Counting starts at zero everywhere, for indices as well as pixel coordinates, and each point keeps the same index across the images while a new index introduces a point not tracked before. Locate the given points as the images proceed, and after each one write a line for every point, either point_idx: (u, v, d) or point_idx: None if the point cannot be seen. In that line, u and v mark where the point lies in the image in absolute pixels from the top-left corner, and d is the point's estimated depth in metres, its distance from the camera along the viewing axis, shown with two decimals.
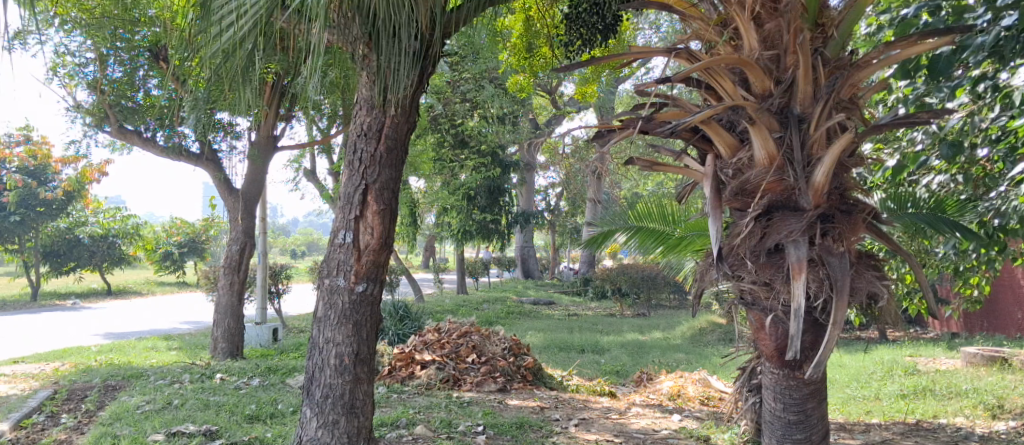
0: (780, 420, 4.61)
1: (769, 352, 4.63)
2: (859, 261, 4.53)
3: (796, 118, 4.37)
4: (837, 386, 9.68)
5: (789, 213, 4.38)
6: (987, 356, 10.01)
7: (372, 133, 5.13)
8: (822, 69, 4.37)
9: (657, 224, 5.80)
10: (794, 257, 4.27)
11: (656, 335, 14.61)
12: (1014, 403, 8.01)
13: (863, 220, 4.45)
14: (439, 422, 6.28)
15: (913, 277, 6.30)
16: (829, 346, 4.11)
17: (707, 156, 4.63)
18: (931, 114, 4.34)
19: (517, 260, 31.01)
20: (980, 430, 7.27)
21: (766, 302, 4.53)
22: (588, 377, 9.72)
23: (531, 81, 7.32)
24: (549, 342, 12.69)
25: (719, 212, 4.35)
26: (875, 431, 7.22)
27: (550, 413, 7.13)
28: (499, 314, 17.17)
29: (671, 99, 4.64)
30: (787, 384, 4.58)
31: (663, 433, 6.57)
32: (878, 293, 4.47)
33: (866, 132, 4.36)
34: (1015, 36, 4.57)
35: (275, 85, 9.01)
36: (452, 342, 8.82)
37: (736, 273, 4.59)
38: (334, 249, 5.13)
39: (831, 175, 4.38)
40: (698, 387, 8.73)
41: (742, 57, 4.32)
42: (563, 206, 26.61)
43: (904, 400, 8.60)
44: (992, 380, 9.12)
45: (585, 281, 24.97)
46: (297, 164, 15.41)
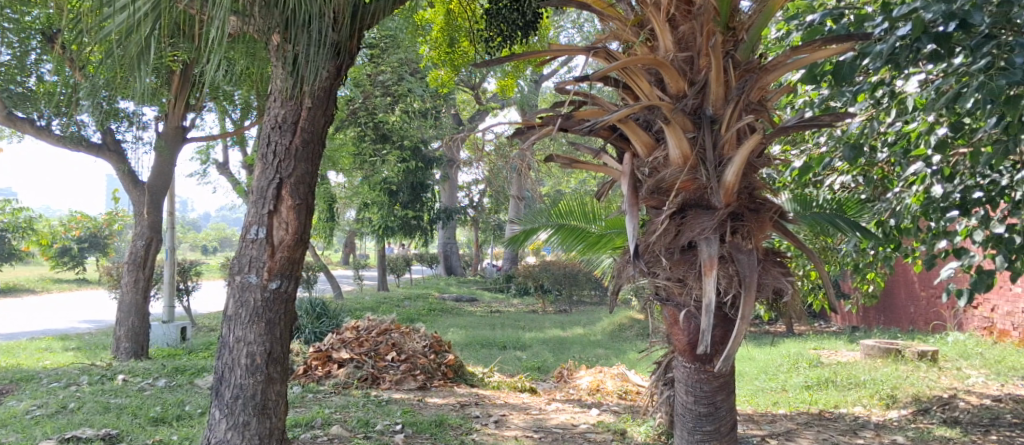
0: (691, 412, 4.73)
1: (681, 346, 4.73)
2: (766, 258, 4.68)
3: (708, 119, 4.48)
4: (747, 378, 9.99)
5: (702, 211, 4.49)
6: (883, 348, 10.49)
7: (287, 126, 5.02)
8: (733, 71, 4.50)
9: (578, 221, 5.84)
10: (706, 254, 4.36)
11: (577, 331, 14.77)
12: (907, 392, 8.47)
13: (770, 218, 4.58)
14: (355, 422, 6.20)
15: (816, 274, 6.68)
16: (737, 340, 4.23)
17: (625, 154, 4.71)
18: (833, 117, 4.51)
19: (439, 256, 30.91)
20: (876, 418, 7.69)
21: (679, 298, 4.63)
22: (509, 374, 9.76)
23: (451, 76, 7.28)
24: (470, 339, 12.67)
25: (635, 210, 4.42)
26: (781, 421, 7.50)
27: (470, 410, 7.13)
28: (420, 311, 17.07)
29: (591, 98, 4.69)
30: (698, 378, 4.69)
31: (581, 428, 6.67)
32: (784, 289, 4.62)
33: (774, 133, 4.49)
34: (909, 45, 4.82)
35: (183, 73, 8.71)
36: (370, 339, 8.71)
37: (651, 270, 4.68)
38: (245, 245, 4.98)
39: (741, 174, 4.48)
40: (616, 382, 8.88)
41: (657, 58, 4.42)
42: (485, 203, 26.56)
43: (808, 391, 8.99)
44: (887, 370, 9.60)
45: (507, 278, 25.03)
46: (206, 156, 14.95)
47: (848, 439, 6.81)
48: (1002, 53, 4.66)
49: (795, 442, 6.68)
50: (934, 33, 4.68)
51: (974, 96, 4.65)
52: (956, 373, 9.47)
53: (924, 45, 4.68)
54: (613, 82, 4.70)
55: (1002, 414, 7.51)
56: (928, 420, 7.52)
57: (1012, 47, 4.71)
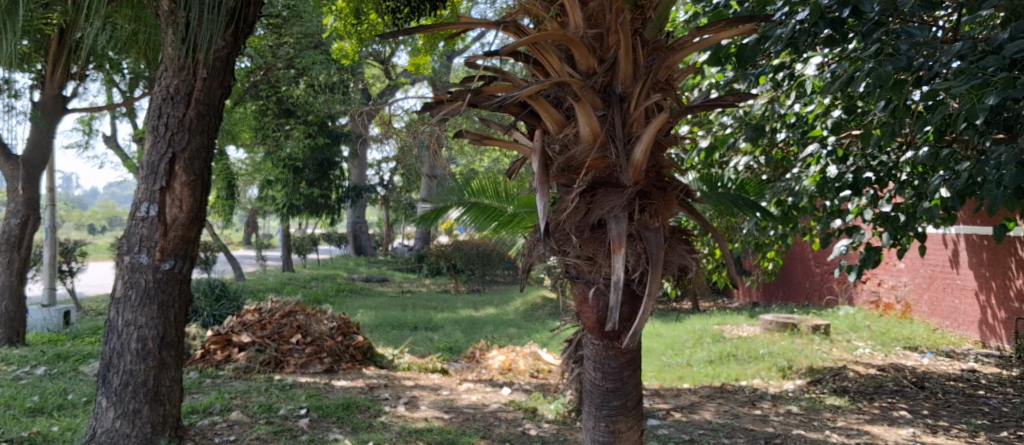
0: (599, 388, 4.75)
1: (590, 323, 4.73)
2: (672, 236, 4.73)
3: (617, 97, 4.47)
4: (655, 354, 10.20)
5: (611, 189, 4.48)
6: (780, 323, 10.89)
7: (180, 98, 4.80)
8: (641, 50, 4.51)
9: (491, 200, 5.78)
10: (615, 232, 4.36)
11: (489, 311, 14.76)
12: (802, 364, 8.84)
13: (676, 197, 4.63)
14: (257, 407, 5.98)
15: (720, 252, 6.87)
16: (644, 317, 4.27)
17: (535, 131, 4.66)
18: (737, 97, 4.57)
19: (349, 236, 30.32)
20: (773, 389, 7.99)
21: (589, 276, 4.62)
22: (421, 355, 9.64)
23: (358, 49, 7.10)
24: (380, 320, 12.47)
25: (545, 187, 4.36)
26: (685, 395, 7.69)
27: (379, 392, 6.99)
28: (329, 292, 16.71)
29: (501, 73, 4.59)
30: (606, 354, 4.70)
31: (492, 407, 6.63)
32: (688, 266, 4.70)
33: (681, 113, 4.52)
34: (808, 30, 4.96)
35: (61, 38, 8.16)
36: (273, 322, 8.42)
37: (561, 248, 4.64)
38: (135, 223, 4.80)
39: (649, 153, 4.49)
40: (528, 361, 8.90)
41: (567, 34, 4.37)
42: (395, 182, 26.15)
43: (711, 365, 9.25)
44: (783, 344, 10.00)
45: (419, 258, 24.79)
46: (89, 128, 14.17)
47: (747, 411, 7.04)
48: (890, 40, 4.83)
49: (698, 414, 6.85)
50: (830, 18, 4.82)
51: (864, 80, 4.80)
52: (845, 345, 9.94)
53: (821, 30, 4.82)
54: (523, 57, 4.62)
55: (885, 383, 7.93)
56: (820, 390, 7.87)
57: (898, 34, 4.88)
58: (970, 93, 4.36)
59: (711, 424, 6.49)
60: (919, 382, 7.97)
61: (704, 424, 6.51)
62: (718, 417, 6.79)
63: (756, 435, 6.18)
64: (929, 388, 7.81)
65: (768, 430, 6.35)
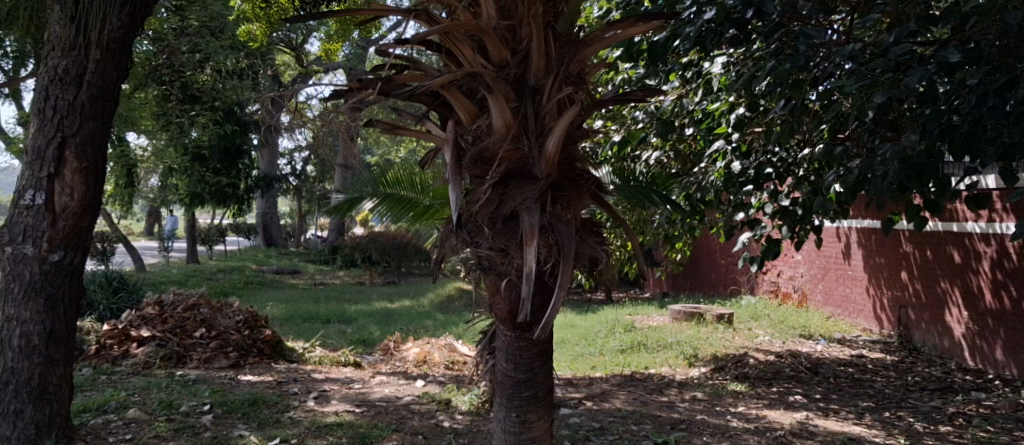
0: (510, 379, 4.77)
1: (502, 315, 4.74)
2: (583, 228, 4.79)
3: (530, 89, 4.48)
4: (569, 344, 10.32)
5: (523, 181, 4.48)
6: (688, 313, 11.19)
7: (70, 79, 4.59)
8: (553, 43, 4.52)
9: (406, 192, 5.68)
10: (527, 224, 4.37)
11: (404, 303, 14.63)
12: (708, 352, 9.13)
13: (588, 189, 4.68)
14: (156, 404, 5.76)
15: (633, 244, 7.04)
16: (555, 308, 4.30)
17: (448, 122, 4.62)
18: (647, 92, 4.66)
19: (258, 227, 29.47)
20: (681, 377, 8.22)
21: (501, 267, 4.61)
22: (333, 348, 9.46)
23: (267, 34, 6.82)
24: (291, 313, 12.18)
25: (458, 179, 4.32)
26: (597, 384, 7.81)
27: (288, 387, 6.83)
28: (236, 284, 16.23)
29: (412, 62, 4.51)
30: (517, 346, 4.72)
31: (405, 400, 6.56)
32: (599, 257, 4.77)
33: (592, 107, 4.57)
34: (715, 29, 5.11)
35: None
36: (175, 316, 8.12)
37: (473, 240, 4.61)
38: (19, 212, 4.55)
39: (561, 145, 4.52)
40: (443, 352, 8.82)
41: (480, 25, 4.34)
42: (308, 172, 25.60)
43: (622, 354, 9.44)
44: (691, 332, 10.30)
45: (332, 250, 24.34)
46: None
47: (655, 398, 7.20)
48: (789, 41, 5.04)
49: (609, 403, 6.97)
50: (735, 18, 5.05)
51: (765, 79, 5.00)
52: (748, 333, 10.31)
53: (726, 29, 5.04)
54: (434, 47, 4.57)
55: (783, 369, 8.26)
56: (723, 376, 8.13)
57: (797, 35, 5.10)
58: (860, 92, 4.59)
59: (621, 412, 6.62)
60: (814, 368, 8.34)
61: (614, 412, 6.63)
62: (628, 405, 6.92)
63: (663, 422, 6.33)
64: (824, 373, 8.18)
65: (674, 417, 6.51)
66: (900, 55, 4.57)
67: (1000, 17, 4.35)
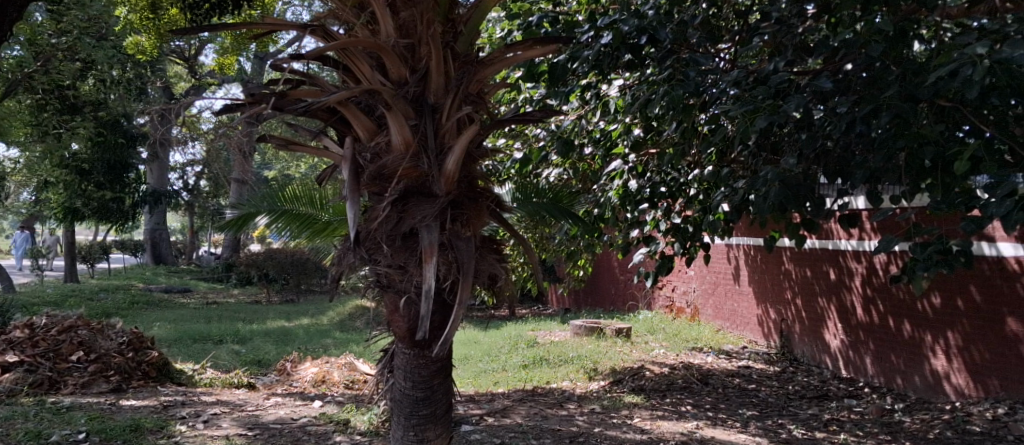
0: (409, 398, 4.74)
1: (401, 333, 4.72)
2: (483, 245, 4.84)
3: (429, 107, 4.51)
4: (472, 361, 10.33)
5: (422, 199, 4.49)
6: (588, 327, 11.38)
7: None
8: (452, 62, 4.56)
9: (304, 208, 5.53)
10: (426, 241, 4.38)
11: (302, 322, 14.28)
12: (606, 365, 9.34)
13: (487, 207, 4.73)
14: (24, 434, 5.43)
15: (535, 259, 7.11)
16: (455, 325, 4.33)
17: (347, 138, 4.59)
18: (544, 112, 4.77)
19: (144, 244, 28.12)
20: (580, 391, 8.37)
21: (399, 284, 4.61)
22: (225, 369, 9.14)
23: (155, 46, 6.59)
24: (180, 334, 11.69)
25: (356, 196, 4.30)
26: (498, 399, 7.86)
27: (174, 411, 6.57)
28: (119, 304, 15.44)
29: (309, 78, 4.46)
30: (415, 364, 4.71)
31: (301, 421, 6.41)
32: (498, 274, 4.83)
33: (491, 126, 4.64)
34: (610, 53, 5.35)
35: None
36: (49, 338, 7.67)
37: (372, 257, 4.59)
38: None
39: (461, 163, 4.55)
40: (343, 371, 8.65)
41: (378, 42, 4.33)
42: (201, 187, 24.67)
43: (524, 370, 9.52)
44: (591, 347, 10.52)
45: (226, 267, 23.49)
46: None
47: (555, 412, 7.31)
48: (680, 67, 5.33)
49: (510, 418, 7.01)
50: (630, 44, 5.28)
51: (659, 102, 5.26)
52: (644, 346, 10.60)
53: (622, 53, 5.29)
54: (331, 63, 4.54)
55: (676, 380, 8.54)
56: (620, 389, 8.33)
57: (688, 61, 5.38)
58: (744, 116, 4.89)
59: (521, 427, 6.67)
60: (705, 379, 8.65)
61: (514, 427, 6.68)
62: (528, 420, 6.99)
63: (562, 435, 6.42)
64: (714, 384, 8.51)
65: (572, 430, 6.62)
66: (779, 83, 4.90)
67: (864, 50, 4.72)
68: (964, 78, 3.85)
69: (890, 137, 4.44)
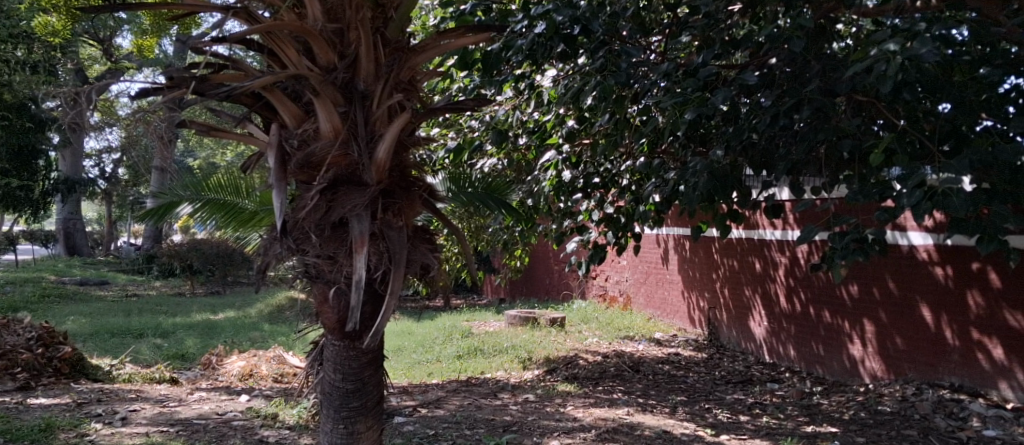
0: (338, 390, 4.66)
1: (330, 324, 4.62)
2: (415, 235, 4.78)
3: (360, 94, 4.42)
4: (405, 352, 10.24)
5: (353, 188, 4.41)
6: (522, 317, 11.43)
7: None
8: (382, 48, 4.47)
9: (228, 196, 5.36)
10: (356, 231, 4.30)
11: (228, 314, 13.91)
12: (540, 355, 9.38)
13: (419, 196, 4.68)
14: None
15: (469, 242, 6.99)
16: (385, 316, 4.27)
17: (272, 124, 4.46)
18: (478, 101, 4.74)
19: (58, 234, 26.95)
20: (514, 380, 8.39)
21: (329, 275, 4.51)
22: (145, 364, 8.83)
23: (67, 26, 6.29)
24: (97, 328, 11.24)
25: (282, 184, 4.19)
26: (431, 391, 7.81)
27: (90, 409, 6.32)
28: (30, 298, 14.73)
29: (232, 62, 4.31)
30: (346, 356, 4.62)
31: (226, 416, 6.25)
32: (430, 264, 4.77)
33: (423, 114, 4.58)
34: (544, 43, 5.35)
35: None
36: None
37: (300, 247, 4.48)
38: None
39: (392, 152, 4.48)
40: (271, 365, 8.46)
41: (306, 26, 4.21)
42: (120, 175, 23.76)
43: (459, 360, 9.49)
44: (525, 336, 10.55)
45: (147, 259, 22.72)
46: None
47: (488, 402, 7.30)
48: (612, 58, 5.36)
49: (443, 409, 6.97)
50: (563, 34, 5.27)
51: (592, 92, 5.28)
52: (577, 335, 10.69)
53: (555, 44, 5.28)
54: (256, 46, 4.39)
55: (608, 368, 8.64)
56: (554, 378, 8.38)
57: (620, 52, 5.42)
58: (674, 108, 4.95)
59: (454, 417, 6.64)
60: (636, 366, 8.78)
61: (447, 418, 6.64)
62: (461, 410, 6.96)
63: (495, 425, 6.43)
64: (644, 371, 8.63)
65: (505, 419, 6.63)
66: (708, 76, 4.98)
67: (788, 45, 4.83)
68: (879, 73, 3.97)
69: (812, 130, 4.55)
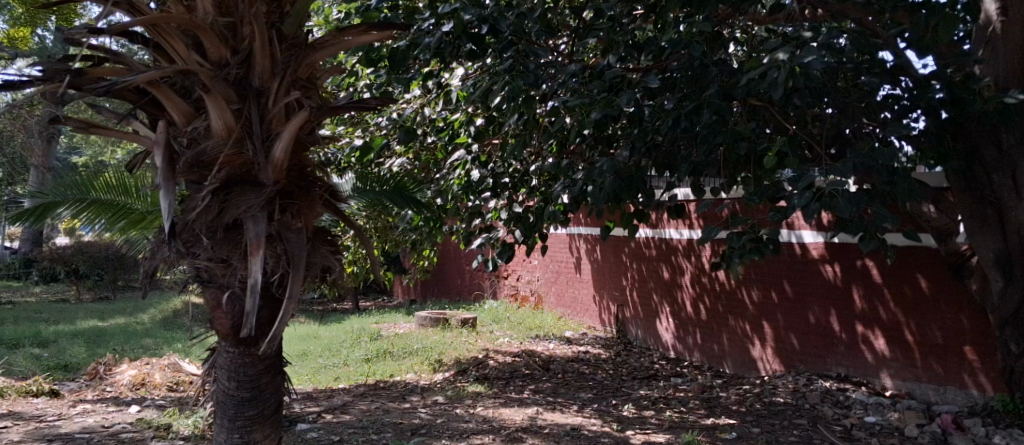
0: (233, 399, 4.49)
1: (223, 330, 4.44)
2: (315, 236, 4.64)
3: (254, 91, 4.26)
4: (311, 356, 9.99)
5: (248, 188, 4.24)
6: (433, 319, 11.35)
7: None
8: (278, 45, 4.33)
9: (115, 196, 5.07)
10: (252, 233, 4.13)
11: (118, 321, 13.24)
12: (450, 356, 9.31)
13: (319, 197, 4.55)
14: None
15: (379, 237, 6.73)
16: (284, 320, 4.12)
17: (160, 122, 4.26)
18: (380, 100, 4.65)
19: None
20: (424, 382, 8.30)
21: (222, 279, 4.34)
22: (22, 377, 8.28)
23: None
24: None
25: (171, 185, 3.99)
26: (337, 396, 7.63)
27: None
28: None
29: (114, 55, 4.08)
30: (241, 362, 4.46)
31: (114, 429, 5.93)
32: (332, 266, 4.65)
33: (323, 112, 4.46)
34: (453, 42, 5.31)
35: None
36: None
37: (190, 251, 4.28)
38: None
39: (290, 152, 4.32)
40: (165, 373, 8.10)
41: (195, 20, 4.02)
42: None
43: (367, 363, 9.33)
44: (435, 338, 10.46)
45: (28, 263, 21.40)
46: None
47: (396, 405, 7.19)
48: (520, 59, 5.35)
49: (349, 414, 6.82)
50: (471, 34, 5.22)
51: (500, 93, 5.25)
52: (488, 335, 10.67)
53: (463, 42, 5.21)
54: (140, 40, 4.18)
55: (519, 368, 8.66)
56: (464, 379, 8.33)
57: (528, 53, 5.41)
58: (581, 108, 4.98)
59: (361, 422, 6.51)
60: (545, 365, 8.82)
61: (353, 423, 6.50)
62: (368, 414, 6.83)
63: (403, 428, 6.33)
64: (554, 369, 8.68)
65: (414, 422, 6.53)
66: (613, 78, 5.04)
67: (688, 50, 4.93)
68: (771, 79, 4.10)
69: (711, 133, 4.66)
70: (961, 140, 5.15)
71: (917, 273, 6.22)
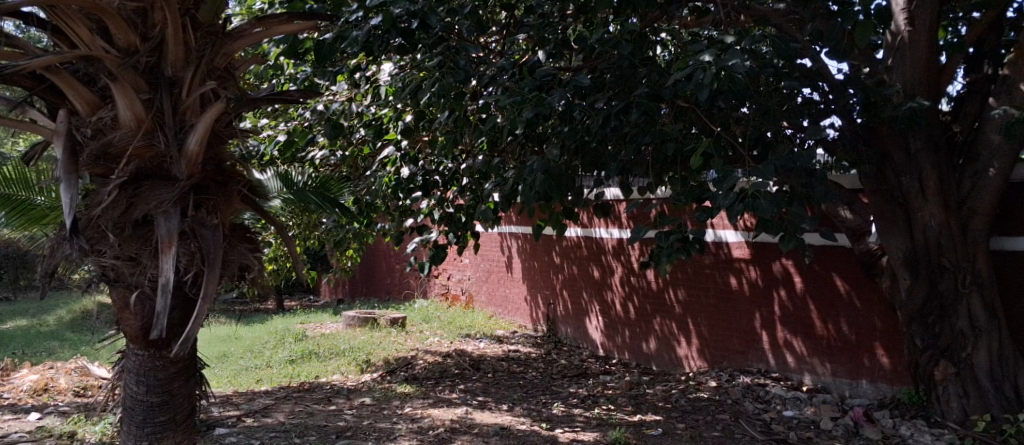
0: (142, 404, 4.32)
1: (132, 332, 4.25)
2: (232, 233, 4.45)
3: (166, 81, 4.05)
4: (231, 358, 9.66)
5: (159, 183, 4.03)
6: (361, 318, 11.13)
7: None
8: (192, 32, 4.12)
9: (14, 191, 4.67)
10: (163, 230, 3.92)
11: (22, 323, 12.55)
12: (377, 357, 9.12)
13: (237, 193, 4.35)
14: None
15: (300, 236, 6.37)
16: (198, 321, 3.90)
17: (60, 111, 4.00)
18: (303, 92, 4.48)
19: None
20: (350, 384, 8.11)
21: (130, 278, 4.13)
22: None
23: None
24: None
25: (73, 178, 3.76)
26: (258, 398, 7.38)
27: None
28: None
29: (7, 38, 3.81)
30: (150, 366, 4.28)
31: (11, 438, 5.58)
32: (250, 264, 4.47)
33: (242, 105, 4.25)
34: (381, 36, 5.14)
35: None
36: None
37: (96, 248, 4.04)
38: None
39: (205, 144, 4.11)
40: (72, 378, 7.69)
41: (100, 3, 3.79)
42: None
43: (291, 365, 9.06)
44: (362, 338, 10.25)
45: None
46: None
47: (321, 408, 6.99)
48: (450, 55, 5.23)
49: (271, 418, 6.61)
50: (399, 28, 5.09)
51: (429, 90, 5.15)
52: (417, 335, 10.52)
53: (392, 38, 5.06)
54: (38, 23, 3.92)
55: (448, 367, 8.54)
56: (392, 380, 8.17)
57: (457, 49, 5.31)
58: (511, 106, 4.92)
59: (283, 426, 6.30)
60: (475, 364, 8.73)
61: (275, 427, 6.28)
62: (291, 417, 6.62)
63: (327, 431, 6.15)
64: (483, 369, 8.60)
65: (339, 425, 6.36)
66: (543, 76, 4.98)
67: (617, 50, 4.91)
68: (697, 81, 4.11)
69: (639, 133, 4.65)
70: (875, 142, 5.36)
71: (834, 273, 6.38)
